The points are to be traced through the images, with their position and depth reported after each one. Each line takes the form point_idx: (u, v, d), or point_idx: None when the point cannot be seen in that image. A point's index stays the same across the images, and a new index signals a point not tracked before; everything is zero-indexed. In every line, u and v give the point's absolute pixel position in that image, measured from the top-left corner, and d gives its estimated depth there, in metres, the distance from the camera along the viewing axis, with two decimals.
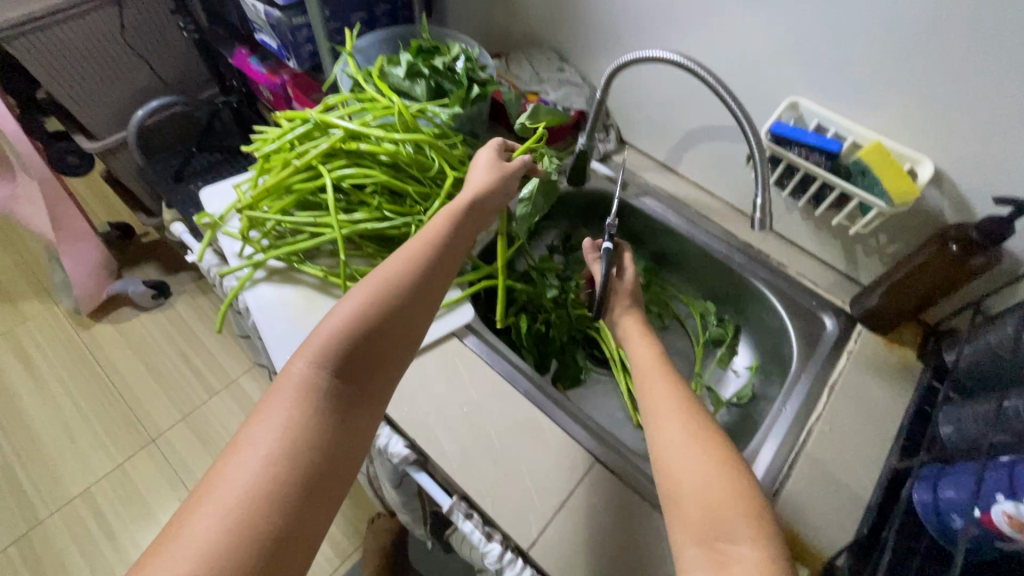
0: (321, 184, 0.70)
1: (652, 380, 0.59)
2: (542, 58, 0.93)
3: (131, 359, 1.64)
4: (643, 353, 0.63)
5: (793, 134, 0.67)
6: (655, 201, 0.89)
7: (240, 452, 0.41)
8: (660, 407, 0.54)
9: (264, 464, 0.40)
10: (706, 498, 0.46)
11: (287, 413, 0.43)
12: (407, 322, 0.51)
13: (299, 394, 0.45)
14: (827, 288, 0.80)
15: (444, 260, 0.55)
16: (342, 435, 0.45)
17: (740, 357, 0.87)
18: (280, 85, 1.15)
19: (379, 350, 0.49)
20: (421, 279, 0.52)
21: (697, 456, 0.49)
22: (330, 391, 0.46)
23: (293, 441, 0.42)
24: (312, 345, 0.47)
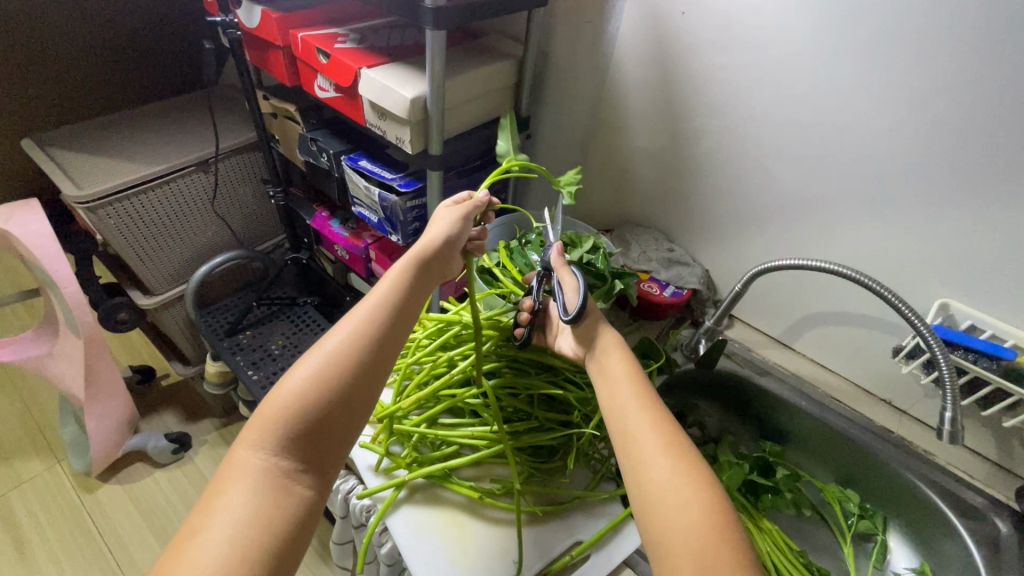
0: (476, 390, 0.66)
1: (627, 411, 0.53)
2: (649, 237, 0.97)
3: (139, 528, 1.43)
4: (619, 369, 0.57)
5: (958, 338, 0.67)
6: (778, 380, 0.87)
7: (200, 537, 0.44)
8: (645, 444, 0.50)
9: (221, 549, 0.43)
10: (694, 548, 0.43)
11: (240, 500, 0.47)
12: (357, 386, 0.53)
13: (250, 479, 0.48)
14: (983, 479, 0.76)
15: (393, 323, 0.58)
16: (296, 506, 0.48)
17: (899, 555, 0.78)
18: (362, 248, 1.15)
19: (332, 421, 0.52)
20: (373, 345, 0.55)
21: (687, 497, 0.46)
22: (283, 469, 0.49)
23: (247, 527, 0.45)
24: (261, 432, 0.50)
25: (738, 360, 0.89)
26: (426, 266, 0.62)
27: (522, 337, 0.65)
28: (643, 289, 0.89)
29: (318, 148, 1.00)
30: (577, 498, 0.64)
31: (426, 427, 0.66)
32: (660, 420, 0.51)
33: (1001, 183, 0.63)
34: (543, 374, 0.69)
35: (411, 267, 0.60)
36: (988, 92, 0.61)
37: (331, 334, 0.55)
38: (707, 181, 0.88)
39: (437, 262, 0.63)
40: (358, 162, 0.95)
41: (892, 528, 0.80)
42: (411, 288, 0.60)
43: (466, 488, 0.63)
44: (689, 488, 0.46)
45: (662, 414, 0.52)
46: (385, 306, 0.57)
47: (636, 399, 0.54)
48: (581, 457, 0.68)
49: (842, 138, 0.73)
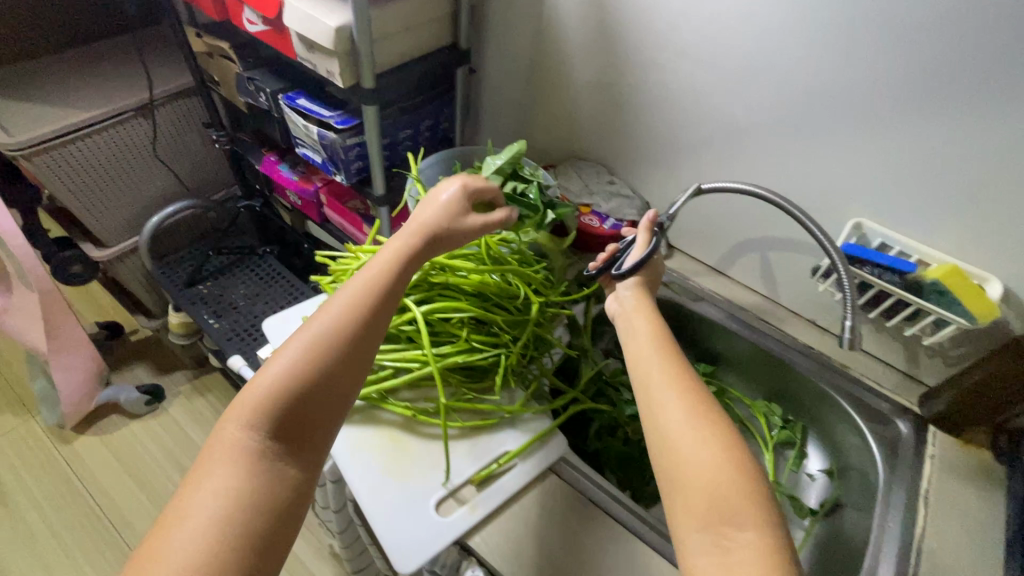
0: (407, 318, 0.68)
1: (647, 363, 0.54)
2: (591, 170, 0.97)
3: (120, 475, 1.48)
4: (643, 327, 0.58)
5: (864, 255, 0.71)
6: (711, 306, 0.91)
7: (186, 515, 0.44)
8: (662, 395, 0.51)
9: (211, 526, 0.44)
10: (710, 487, 0.45)
11: (228, 481, 0.46)
12: (346, 372, 0.53)
13: (239, 461, 0.47)
14: (892, 388, 0.82)
15: (384, 307, 0.57)
16: (285, 487, 0.48)
17: (812, 459, 0.86)
18: (313, 191, 1.15)
19: (320, 404, 0.51)
20: (363, 328, 0.54)
21: (705, 439, 0.47)
22: (272, 449, 0.49)
23: (236, 506, 0.45)
24: (249, 411, 0.49)
25: (675, 289, 0.93)
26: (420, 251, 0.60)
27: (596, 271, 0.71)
28: (583, 222, 0.91)
29: (256, 88, 0.98)
30: (507, 414, 0.69)
31: None
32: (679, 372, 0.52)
33: (911, 103, 0.65)
34: (473, 300, 0.71)
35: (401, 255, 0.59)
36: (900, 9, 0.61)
37: (321, 316, 0.54)
38: (644, 111, 0.88)
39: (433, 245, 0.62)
40: (296, 101, 0.93)
41: (810, 435, 0.87)
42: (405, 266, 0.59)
43: (401, 408, 0.67)
44: (706, 431, 0.48)
45: (683, 363, 0.54)
46: (375, 289, 0.56)
47: (657, 354, 0.55)
48: (513, 377, 0.71)
49: (769, 62, 0.73)
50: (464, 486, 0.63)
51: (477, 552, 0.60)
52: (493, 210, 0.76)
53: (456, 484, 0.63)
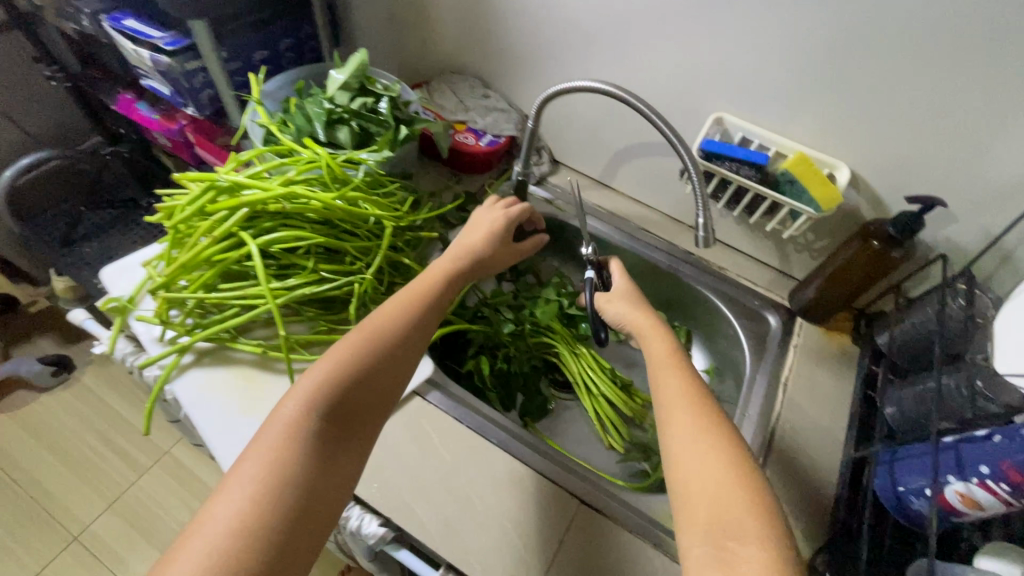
0: (246, 252, 0.63)
1: (664, 374, 0.55)
2: (465, 85, 0.91)
3: (35, 450, 1.42)
4: (656, 348, 0.60)
5: (723, 150, 0.69)
6: (597, 221, 0.89)
7: (234, 482, 0.43)
8: (677, 405, 0.52)
9: (254, 491, 0.42)
10: (711, 497, 0.44)
11: (277, 450, 0.44)
12: (395, 368, 0.53)
13: (291, 434, 0.46)
14: (766, 285, 0.84)
15: (432, 311, 0.59)
16: (332, 473, 0.46)
17: (696, 361, 0.88)
18: (178, 131, 1.04)
19: (371, 394, 0.51)
20: (411, 329, 0.55)
21: (708, 455, 0.47)
22: (325, 430, 0.47)
23: (285, 479, 0.43)
24: (307, 387, 0.48)
25: (559, 205, 0.90)
26: (466, 265, 0.64)
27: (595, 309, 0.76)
28: (457, 140, 0.86)
29: (75, 9, 0.85)
30: None
31: (205, 293, 0.64)
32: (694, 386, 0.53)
33: None
34: (321, 228, 0.66)
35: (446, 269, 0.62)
36: None
37: (378, 311, 0.56)
38: (508, 13, 0.81)
39: (478, 262, 0.66)
40: (122, 22, 0.81)
41: (694, 339, 0.89)
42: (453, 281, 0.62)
43: (252, 346, 0.64)
44: (713, 442, 0.47)
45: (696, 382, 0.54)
46: (427, 293, 0.59)
47: (672, 370, 0.56)
48: (374, 305, 0.68)
49: None
50: None
51: None
52: (341, 128, 0.70)
53: None
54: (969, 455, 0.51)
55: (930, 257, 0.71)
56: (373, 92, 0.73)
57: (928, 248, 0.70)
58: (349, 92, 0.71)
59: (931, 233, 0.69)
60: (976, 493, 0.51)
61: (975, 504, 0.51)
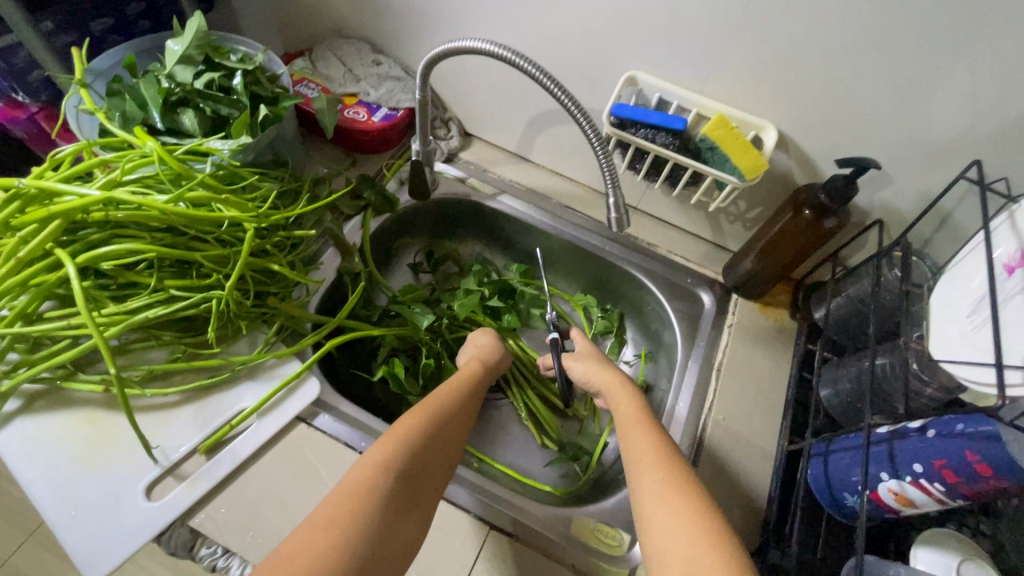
0: (68, 273, 0.52)
1: (629, 434, 0.53)
2: (352, 49, 0.78)
3: None
4: (623, 404, 0.57)
5: (635, 116, 0.60)
6: (515, 199, 0.80)
7: (305, 544, 0.37)
8: (639, 466, 0.49)
9: (316, 550, 0.37)
10: (687, 555, 0.40)
11: (348, 508, 0.40)
12: (451, 450, 0.51)
13: (367, 498, 0.42)
14: (700, 260, 0.77)
15: (471, 400, 0.58)
16: (391, 549, 0.41)
17: (630, 346, 0.82)
18: (28, 121, 0.85)
19: (433, 472, 0.48)
20: (461, 414, 0.55)
21: (673, 516, 0.43)
22: (398, 502, 0.43)
23: (359, 552, 0.38)
24: (392, 453, 0.45)
25: (473, 184, 0.81)
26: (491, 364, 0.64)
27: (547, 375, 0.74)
28: (346, 117, 0.75)
29: None
30: (240, 366, 0.57)
31: (22, 325, 0.52)
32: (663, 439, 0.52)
33: None
34: (166, 237, 0.55)
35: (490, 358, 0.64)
36: None
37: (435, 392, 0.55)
38: None
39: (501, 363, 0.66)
40: None
41: (628, 322, 0.83)
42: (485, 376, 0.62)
43: (91, 384, 0.53)
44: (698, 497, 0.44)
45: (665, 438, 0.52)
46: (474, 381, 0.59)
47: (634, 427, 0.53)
48: (243, 322, 0.58)
49: None
50: (186, 460, 0.53)
51: (199, 532, 0.51)
52: (185, 115, 0.58)
53: (173, 459, 0.53)
54: (902, 452, 0.46)
55: (866, 223, 0.64)
56: (226, 68, 0.60)
57: (865, 213, 0.64)
58: (191, 66, 0.58)
59: (867, 198, 0.62)
60: (910, 491, 0.46)
61: (909, 502, 0.47)
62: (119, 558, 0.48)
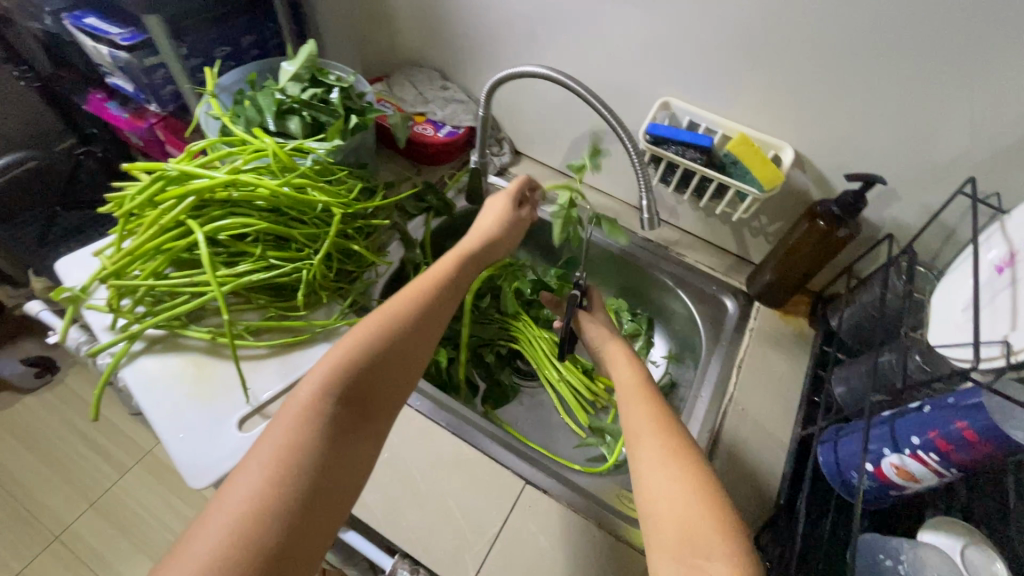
0: (194, 240, 0.64)
1: (631, 402, 0.57)
2: (424, 77, 0.92)
3: (17, 451, 1.43)
4: (626, 377, 0.62)
5: (668, 134, 0.69)
6: (557, 209, 0.90)
7: (249, 464, 0.42)
8: (641, 430, 0.53)
9: (266, 470, 0.41)
10: (685, 514, 0.44)
11: (287, 436, 0.44)
12: (413, 350, 0.54)
13: (307, 417, 0.45)
14: (724, 270, 0.85)
15: (441, 295, 0.60)
16: (345, 469, 0.45)
17: (657, 348, 0.89)
18: (148, 129, 1.05)
19: (387, 377, 0.51)
20: (426, 317, 0.56)
21: (674, 479, 0.47)
22: (342, 416, 0.47)
23: (302, 465, 0.43)
24: (329, 373, 0.48)
25: None
26: (469, 260, 0.65)
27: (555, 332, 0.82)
28: (416, 131, 0.87)
29: (37, 8, 0.87)
30: (319, 328, 0.67)
31: (154, 281, 0.64)
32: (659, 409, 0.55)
33: None
34: (270, 216, 0.67)
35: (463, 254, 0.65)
36: None
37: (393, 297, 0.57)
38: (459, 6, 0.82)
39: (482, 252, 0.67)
40: (82, 21, 0.83)
41: (656, 326, 0.90)
42: (460, 270, 0.63)
43: (201, 333, 0.65)
44: (684, 469, 0.47)
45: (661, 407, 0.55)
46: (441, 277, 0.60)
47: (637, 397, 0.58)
48: (325, 292, 0.69)
49: None
50: (271, 403, 0.63)
51: None
52: (290, 120, 0.70)
53: (261, 400, 0.62)
54: (902, 428, 0.51)
55: (878, 237, 0.71)
56: (326, 84, 0.73)
57: (876, 227, 0.70)
58: (302, 82, 0.72)
59: (877, 213, 0.69)
60: (910, 464, 0.50)
61: (910, 476, 0.51)
62: (217, 474, 0.57)
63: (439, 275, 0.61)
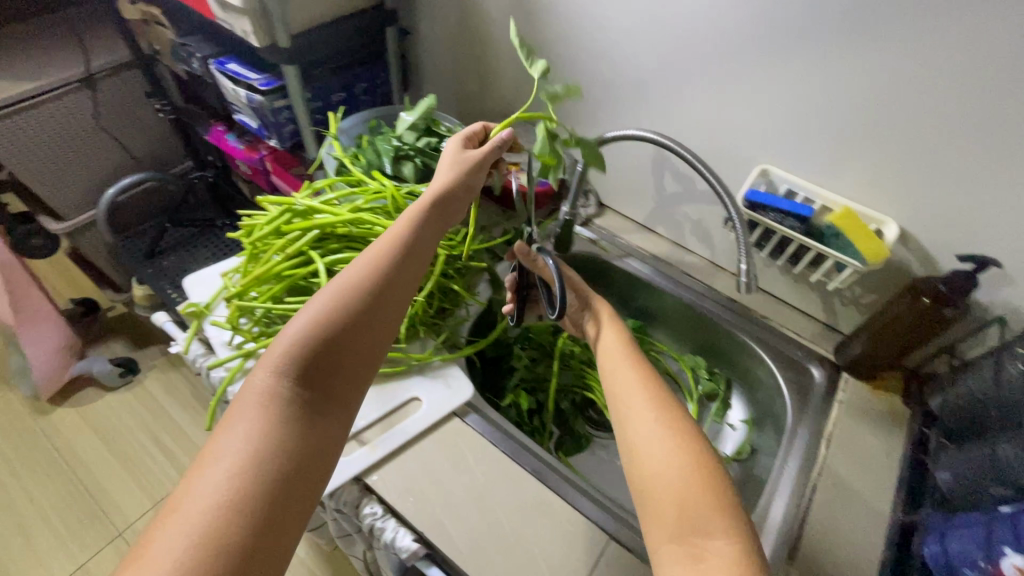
0: (313, 270, 0.70)
1: (618, 370, 0.61)
2: (520, 130, 0.97)
3: (95, 446, 1.52)
4: (613, 342, 0.66)
5: (768, 201, 0.71)
6: (641, 262, 0.92)
7: (218, 449, 0.45)
8: (635, 405, 0.56)
9: (238, 455, 0.44)
10: (681, 490, 0.48)
11: (254, 421, 0.46)
12: (378, 322, 0.54)
13: (269, 402, 0.47)
14: (810, 337, 0.83)
15: (403, 259, 0.58)
16: (312, 446, 0.47)
17: (735, 410, 0.88)
18: (259, 160, 1.14)
19: (348, 353, 0.52)
20: (386, 286, 0.56)
21: (671, 449, 0.51)
22: (303, 396, 0.49)
23: (273, 448, 0.45)
24: (280, 357, 0.49)
25: (603, 246, 0.93)
26: (434, 219, 0.62)
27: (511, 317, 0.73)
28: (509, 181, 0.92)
29: (189, 54, 0.98)
30: (415, 361, 0.71)
31: (272, 303, 0.70)
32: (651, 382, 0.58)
33: (805, 45, 0.65)
34: None
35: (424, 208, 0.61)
36: None
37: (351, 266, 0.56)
38: (565, 69, 0.88)
39: (445, 207, 0.63)
40: (226, 66, 0.93)
41: (734, 387, 0.89)
42: (422, 228, 0.61)
43: None
44: (676, 443, 0.51)
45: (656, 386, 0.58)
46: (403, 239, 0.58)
47: (625, 361, 0.62)
48: (423, 327, 0.73)
49: (672, 11, 0.72)
50: (367, 429, 0.66)
51: (375, 489, 0.62)
52: (404, 165, 0.76)
53: (358, 426, 0.65)
54: None
55: (986, 319, 0.69)
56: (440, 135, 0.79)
57: (984, 309, 0.68)
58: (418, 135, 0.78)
59: (987, 294, 0.67)
60: None
61: None
62: None
63: (396, 238, 0.59)
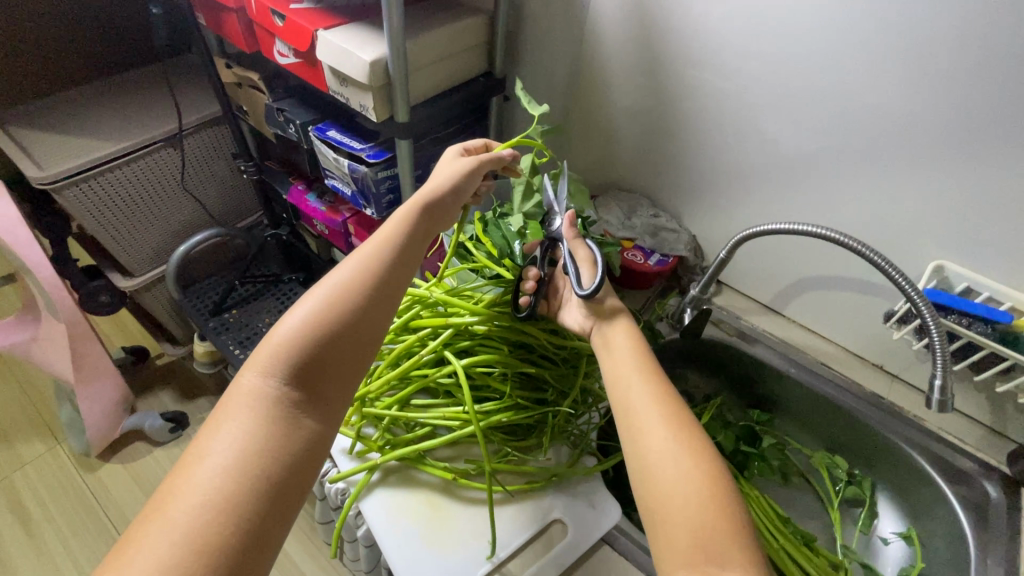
0: (448, 372, 0.64)
1: (625, 371, 0.53)
2: (634, 204, 0.95)
3: (141, 501, 1.32)
4: (618, 336, 0.56)
5: (955, 303, 0.65)
6: (768, 348, 0.86)
7: (206, 453, 0.44)
8: (645, 412, 0.49)
9: (229, 462, 0.43)
10: (694, 515, 0.43)
11: (242, 425, 0.46)
12: (372, 323, 0.53)
13: (259, 405, 0.47)
14: (976, 444, 0.74)
15: (398, 255, 0.57)
16: (301, 449, 0.47)
17: (885, 521, 0.78)
18: (340, 223, 1.09)
19: (340, 355, 0.51)
20: (379, 288, 0.54)
21: (686, 467, 0.45)
22: (292, 398, 0.48)
23: (257, 453, 0.44)
24: (268, 359, 0.49)
25: (725, 328, 0.88)
26: (431, 215, 0.61)
27: (530, 306, 0.62)
28: (627, 258, 0.88)
29: (285, 119, 0.94)
30: (554, 477, 0.63)
31: (397, 409, 0.65)
32: (661, 389, 0.51)
33: (995, 135, 0.60)
34: (517, 352, 0.67)
35: (416, 207, 0.60)
36: (977, 39, 0.57)
37: (339, 268, 0.55)
38: (697, 138, 0.84)
39: (443, 204, 0.62)
40: (327, 133, 0.89)
41: (879, 492, 0.79)
42: (418, 224, 0.59)
43: (439, 470, 0.62)
44: (692, 462, 0.45)
45: (664, 387, 0.51)
46: (396, 241, 0.57)
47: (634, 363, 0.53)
48: (560, 435, 0.66)
49: (831, 92, 0.69)
50: (510, 560, 0.58)
51: None
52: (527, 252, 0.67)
53: (501, 556, 0.57)
54: None
55: None
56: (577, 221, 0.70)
57: None
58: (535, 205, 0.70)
59: None
60: None
61: None
62: None
63: (393, 235, 0.58)
